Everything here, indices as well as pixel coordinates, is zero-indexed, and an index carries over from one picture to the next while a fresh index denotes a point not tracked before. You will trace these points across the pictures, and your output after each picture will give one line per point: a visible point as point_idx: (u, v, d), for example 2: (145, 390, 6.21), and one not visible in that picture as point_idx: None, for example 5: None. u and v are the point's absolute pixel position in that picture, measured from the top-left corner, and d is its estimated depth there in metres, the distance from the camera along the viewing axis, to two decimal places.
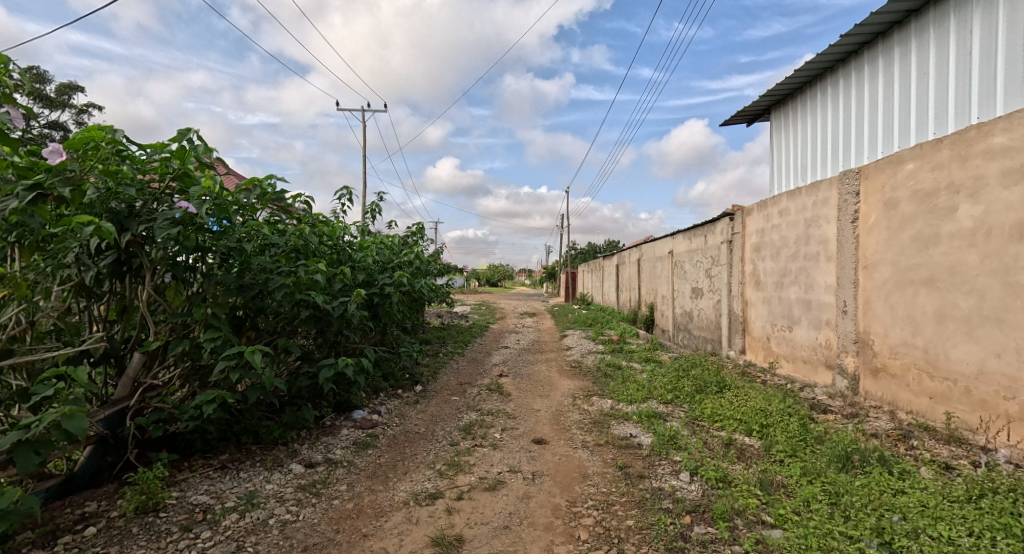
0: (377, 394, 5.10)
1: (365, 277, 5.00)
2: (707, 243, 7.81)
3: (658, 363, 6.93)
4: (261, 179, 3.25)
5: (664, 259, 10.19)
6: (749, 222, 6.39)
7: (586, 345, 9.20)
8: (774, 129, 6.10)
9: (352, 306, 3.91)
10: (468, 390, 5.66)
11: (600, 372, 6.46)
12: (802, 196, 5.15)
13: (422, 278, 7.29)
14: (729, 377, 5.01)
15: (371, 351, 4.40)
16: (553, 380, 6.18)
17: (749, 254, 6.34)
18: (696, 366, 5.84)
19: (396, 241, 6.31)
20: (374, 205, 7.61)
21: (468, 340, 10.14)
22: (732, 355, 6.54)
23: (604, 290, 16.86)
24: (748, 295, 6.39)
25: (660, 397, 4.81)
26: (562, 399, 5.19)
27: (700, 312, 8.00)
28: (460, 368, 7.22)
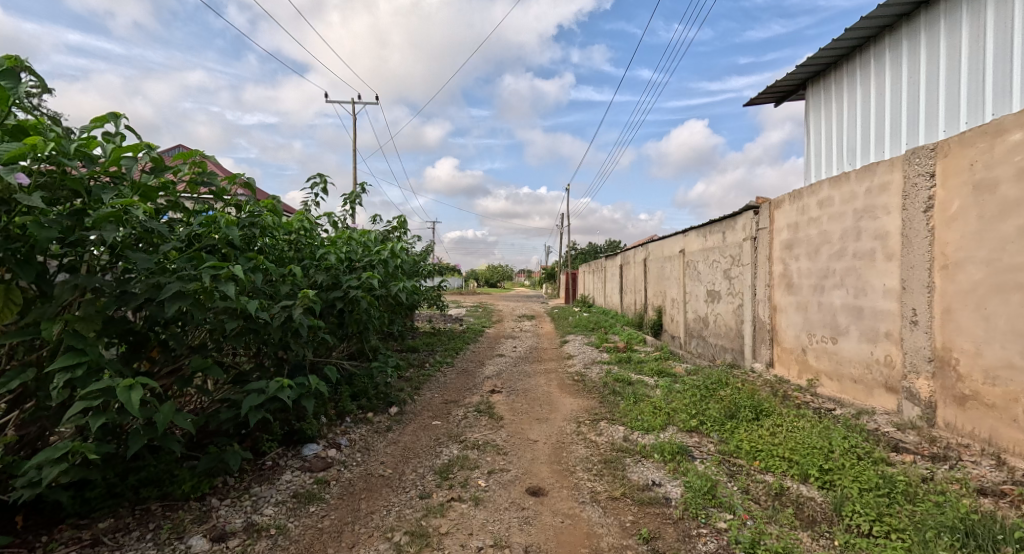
0: (343, 419, 4.26)
1: (325, 279, 4.17)
2: (725, 241, 6.98)
3: (674, 377, 6.10)
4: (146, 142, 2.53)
5: (674, 259, 9.35)
6: (778, 216, 5.56)
7: (590, 354, 8.36)
8: (810, 104, 5.23)
9: (297, 313, 3.09)
10: (453, 411, 4.82)
11: (608, 387, 5.64)
12: (851, 183, 4.31)
13: (405, 280, 6.47)
14: (765, 399, 4.18)
15: (330, 371, 3.58)
16: (553, 398, 5.36)
17: (779, 252, 5.51)
18: (721, 383, 5.01)
19: (373, 237, 5.48)
20: (351, 196, 6.78)
21: (460, 347, 9.29)
22: (759, 369, 5.70)
23: (606, 292, 16.04)
24: (777, 300, 5.56)
25: (682, 423, 4.03)
26: (563, 424, 4.36)
27: (719, 318, 7.16)
28: (448, 382, 6.38)
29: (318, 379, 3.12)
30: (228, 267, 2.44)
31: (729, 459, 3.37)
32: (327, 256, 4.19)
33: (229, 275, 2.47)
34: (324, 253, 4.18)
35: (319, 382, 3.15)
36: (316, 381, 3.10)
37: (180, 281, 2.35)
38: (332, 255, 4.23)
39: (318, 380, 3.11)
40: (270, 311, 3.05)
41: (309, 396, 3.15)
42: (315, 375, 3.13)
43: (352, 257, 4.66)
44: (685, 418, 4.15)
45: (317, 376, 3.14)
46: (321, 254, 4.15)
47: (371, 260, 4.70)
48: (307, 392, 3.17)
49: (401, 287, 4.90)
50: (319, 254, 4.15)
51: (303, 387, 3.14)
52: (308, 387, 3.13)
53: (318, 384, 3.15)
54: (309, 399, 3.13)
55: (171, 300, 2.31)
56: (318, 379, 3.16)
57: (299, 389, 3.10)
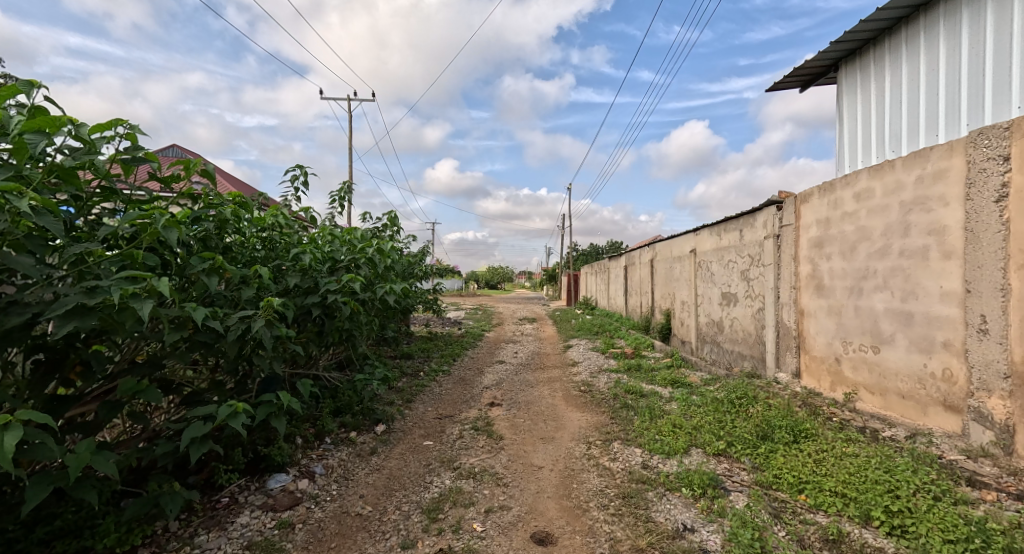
0: (322, 441, 3.77)
1: (300, 281, 3.67)
2: (743, 240, 6.49)
3: (690, 388, 5.61)
4: (66, 116, 2.10)
5: (684, 259, 8.86)
6: (805, 211, 5.07)
7: (596, 360, 7.86)
8: (844, 87, 4.70)
9: (258, 325, 2.59)
10: (447, 429, 4.33)
11: (618, 399, 5.16)
12: (894, 172, 3.83)
13: (397, 282, 5.98)
14: (801, 418, 3.69)
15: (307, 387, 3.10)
16: (559, 413, 4.86)
17: (807, 251, 5.02)
18: (745, 396, 4.51)
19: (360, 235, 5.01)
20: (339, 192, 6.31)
21: (458, 353, 8.79)
22: (783, 379, 5.22)
23: (610, 293, 15.59)
24: (804, 303, 5.07)
25: (708, 446, 3.56)
26: (571, 445, 3.88)
27: (736, 323, 6.68)
28: (444, 393, 5.89)
29: (287, 395, 2.57)
30: (148, 279, 1.96)
31: (769, 493, 2.88)
32: (304, 254, 3.67)
33: (151, 288, 2.00)
34: (297, 251, 3.66)
35: (289, 399, 2.60)
36: (284, 399, 2.56)
37: (82, 295, 1.85)
38: (309, 253, 3.72)
39: (288, 396, 2.56)
40: (225, 321, 2.55)
41: (279, 416, 2.59)
42: (284, 391, 2.58)
43: (335, 256, 4.17)
44: (711, 440, 3.65)
45: (287, 391, 2.60)
46: (295, 253, 3.64)
47: (355, 259, 4.22)
48: (274, 411, 2.57)
49: (389, 289, 4.41)
50: (292, 251, 3.63)
51: (270, 405, 2.57)
52: (275, 406, 2.58)
53: (288, 401, 2.60)
54: (278, 420, 2.57)
55: (65, 319, 1.84)
56: (288, 394, 2.61)
57: (263, 407, 2.56)
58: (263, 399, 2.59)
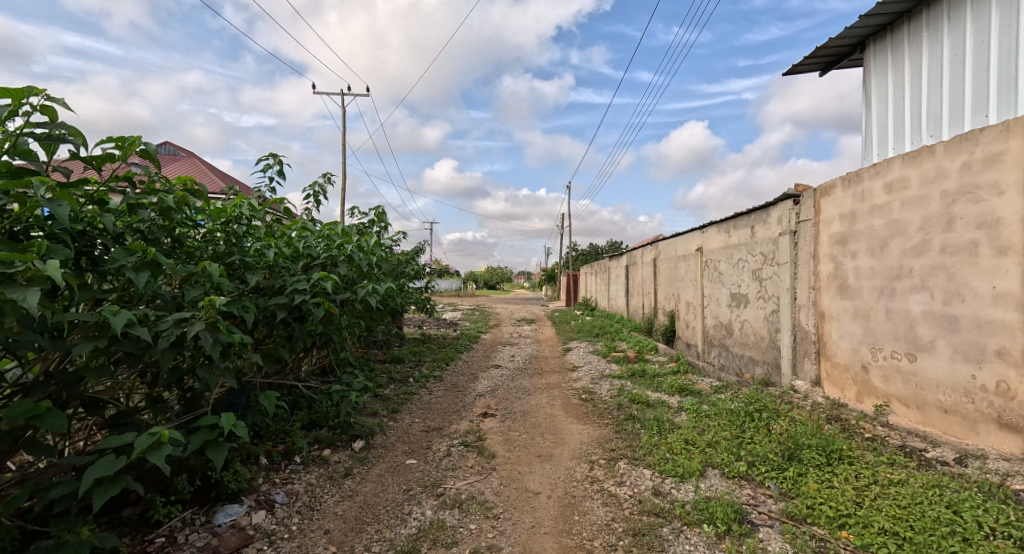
0: (290, 462, 3.35)
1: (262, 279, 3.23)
2: (754, 237, 6.08)
3: (701, 397, 5.19)
4: None
5: (689, 258, 8.45)
6: (826, 205, 4.65)
7: (597, 365, 7.44)
8: (872, 67, 4.22)
9: (197, 331, 2.16)
10: (433, 446, 3.92)
11: (623, 409, 4.74)
12: (934, 159, 3.42)
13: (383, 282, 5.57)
14: (831, 435, 3.27)
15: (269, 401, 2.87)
16: (559, 427, 4.44)
17: (828, 249, 4.61)
18: (763, 408, 4.09)
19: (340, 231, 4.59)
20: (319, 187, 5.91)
21: (452, 356, 8.36)
22: (801, 388, 4.81)
23: (610, 294, 15.16)
24: (825, 305, 4.65)
25: (726, 467, 3.16)
26: (572, 465, 3.46)
27: (747, 326, 6.27)
28: (434, 402, 5.46)
29: (230, 419, 2.33)
30: (30, 260, 1.69)
31: (803, 528, 2.46)
32: (266, 250, 3.22)
33: (38, 273, 1.73)
34: (257, 245, 3.21)
35: (232, 422, 2.37)
36: (226, 423, 2.32)
37: None
38: (274, 247, 3.28)
39: (230, 421, 2.33)
40: (154, 326, 2.15)
41: (217, 445, 2.35)
42: (227, 414, 2.35)
43: (308, 252, 3.75)
44: (730, 461, 3.23)
45: (230, 414, 2.36)
46: (255, 247, 3.20)
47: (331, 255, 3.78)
48: (213, 439, 2.33)
49: (370, 289, 3.98)
50: (251, 246, 3.19)
51: (207, 432, 2.31)
52: (215, 431, 2.34)
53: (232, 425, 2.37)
54: (216, 449, 2.33)
55: None
56: (231, 417, 2.38)
57: (199, 433, 2.32)
58: (201, 424, 2.34)
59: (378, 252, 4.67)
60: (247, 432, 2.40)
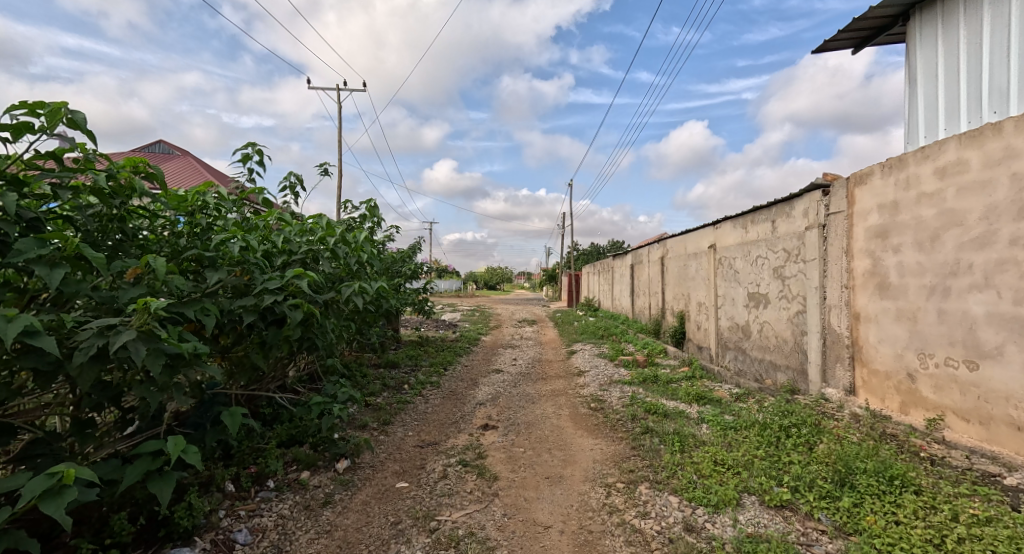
0: (261, 487, 2.92)
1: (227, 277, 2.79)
2: (776, 232, 5.65)
3: (722, 407, 4.76)
4: None
5: (701, 256, 8.02)
6: (862, 195, 4.22)
7: (605, 370, 7.00)
8: (918, 39, 3.77)
9: (125, 342, 1.71)
10: (428, 465, 3.50)
11: (638, 421, 4.30)
12: (1001, 138, 3.00)
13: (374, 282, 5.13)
14: (887, 456, 2.84)
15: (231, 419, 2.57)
16: (568, 442, 4.01)
17: (864, 244, 4.18)
18: (797, 421, 3.67)
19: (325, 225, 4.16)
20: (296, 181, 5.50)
21: (451, 360, 7.93)
22: (834, 397, 4.38)
23: (614, 294, 14.73)
24: (861, 307, 4.22)
25: (765, 493, 2.73)
26: (586, 489, 3.04)
27: (768, 328, 5.83)
28: (430, 411, 5.01)
29: (177, 444, 1.92)
30: None
31: None
32: (232, 242, 2.78)
33: None
34: (222, 237, 2.78)
35: (182, 447, 1.96)
36: (173, 448, 1.92)
37: None
38: (242, 239, 2.84)
39: (178, 446, 1.91)
40: (71, 336, 1.72)
41: (160, 478, 1.91)
42: (174, 437, 1.94)
43: (287, 247, 3.32)
44: (770, 486, 2.79)
45: (178, 438, 1.96)
46: (219, 240, 2.76)
47: (311, 251, 3.34)
48: (156, 470, 1.90)
49: (357, 289, 3.54)
50: (214, 239, 2.75)
51: (149, 462, 1.90)
52: (160, 458, 1.93)
53: (181, 450, 1.96)
54: (159, 482, 1.89)
55: None
56: (179, 442, 1.97)
57: (139, 462, 1.89)
58: (142, 452, 1.92)
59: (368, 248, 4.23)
60: (199, 459, 2.00)
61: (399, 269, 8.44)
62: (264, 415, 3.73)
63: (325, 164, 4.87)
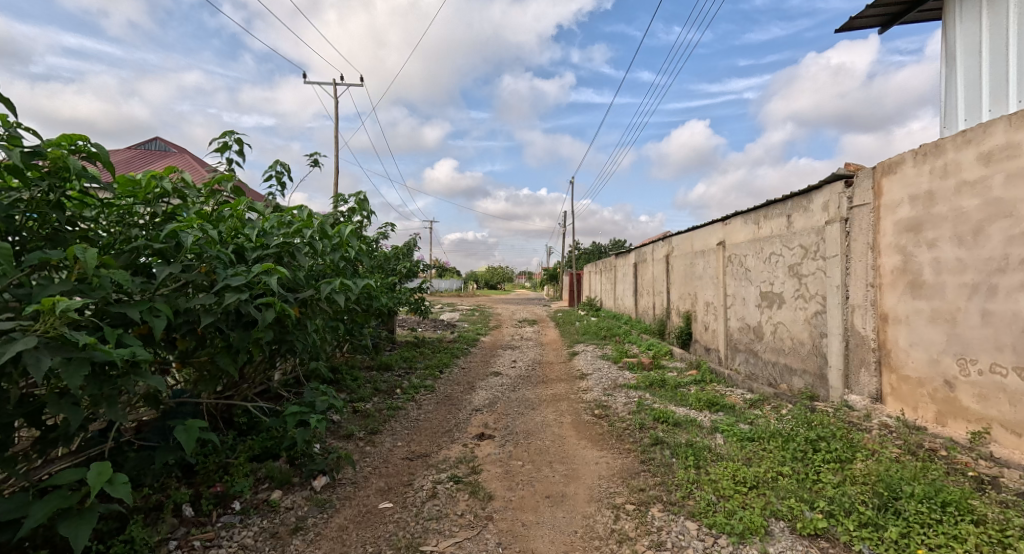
0: (225, 511, 2.60)
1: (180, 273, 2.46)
2: (792, 228, 5.31)
3: (736, 415, 4.43)
4: None
5: (709, 253, 7.68)
6: (890, 185, 3.88)
7: (609, 374, 6.67)
8: (959, 11, 3.44)
9: (20, 351, 1.48)
10: (416, 481, 3.17)
11: (647, 431, 3.97)
12: None
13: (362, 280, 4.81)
14: (932, 475, 2.52)
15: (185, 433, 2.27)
16: (571, 455, 3.67)
17: (893, 239, 3.85)
18: (822, 433, 3.34)
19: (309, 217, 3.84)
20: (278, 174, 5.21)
21: (448, 362, 7.59)
22: (859, 405, 4.04)
23: (618, 294, 14.36)
24: (889, 307, 3.88)
25: (796, 518, 2.41)
26: (591, 510, 2.71)
27: (783, 330, 5.50)
28: (423, 419, 4.68)
29: (98, 476, 1.51)
30: None
31: None
32: (184, 233, 2.42)
33: None
34: (173, 228, 2.43)
35: (106, 477, 1.55)
36: (93, 479, 1.51)
37: None
38: (198, 229, 2.49)
39: (95, 479, 1.50)
40: None
41: (75, 517, 1.57)
42: (95, 464, 1.53)
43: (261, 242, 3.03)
44: (801, 510, 2.44)
45: (102, 466, 1.54)
46: (170, 231, 2.41)
47: (285, 243, 3.00)
48: (70, 508, 1.57)
49: (338, 285, 3.22)
50: (163, 229, 2.41)
51: (62, 498, 1.56)
52: (79, 492, 1.58)
53: (107, 480, 1.57)
54: (71, 525, 1.54)
55: None
56: (105, 469, 1.57)
57: (51, 496, 1.57)
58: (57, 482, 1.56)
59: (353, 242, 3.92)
60: (130, 492, 1.57)
61: (395, 266, 8.12)
62: (238, 425, 3.41)
63: (315, 154, 4.93)
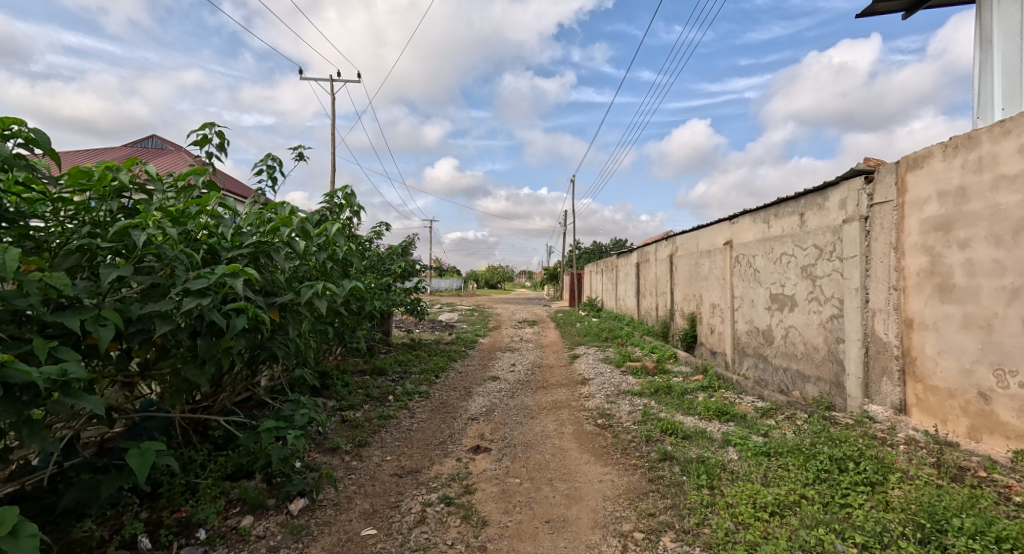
0: (188, 541, 2.36)
1: (135, 276, 2.20)
2: (805, 227, 5.05)
3: (748, 426, 4.17)
4: None
5: (716, 254, 7.41)
6: (916, 181, 3.62)
7: (612, 379, 6.41)
8: None
9: None
10: (404, 503, 2.91)
11: (654, 445, 3.72)
12: None
13: (351, 281, 4.55)
14: (974, 502, 2.27)
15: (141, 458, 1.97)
16: (572, 471, 3.42)
17: (918, 239, 3.59)
18: (844, 449, 3.09)
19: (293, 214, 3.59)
20: (267, 170, 4.97)
21: (445, 366, 7.33)
22: (880, 416, 3.78)
23: (619, 295, 14.09)
24: (914, 312, 3.62)
25: (824, 549, 2.16)
26: (595, 539, 2.46)
27: (795, 334, 5.23)
28: (416, 429, 4.42)
29: None
30: None
31: None
32: (135, 231, 2.16)
33: None
34: (125, 225, 2.17)
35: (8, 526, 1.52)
36: None
37: None
38: (154, 226, 2.22)
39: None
40: None
41: None
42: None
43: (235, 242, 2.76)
44: (831, 542, 2.18)
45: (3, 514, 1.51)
46: (120, 228, 2.15)
47: (260, 242, 2.73)
48: None
49: (320, 288, 2.95)
50: (113, 227, 2.14)
51: None
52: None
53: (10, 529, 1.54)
54: None
55: None
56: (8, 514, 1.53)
57: None
58: None
59: (339, 241, 3.65)
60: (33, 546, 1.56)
61: (390, 266, 7.85)
62: (212, 440, 3.15)
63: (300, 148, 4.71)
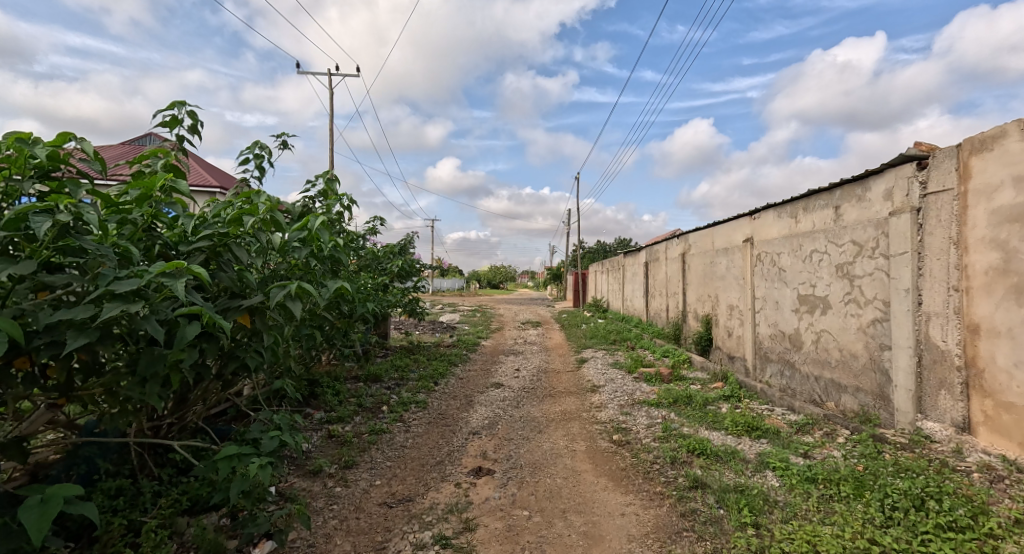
0: None
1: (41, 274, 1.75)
2: (841, 221, 4.59)
3: (785, 445, 3.70)
4: None
5: (733, 252, 6.95)
6: (983, 166, 3.18)
7: (625, 387, 5.95)
8: None
9: None
10: (394, 544, 2.47)
11: (681, 468, 3.27)
12: None
13: (337, 281, 4.11)
14: None
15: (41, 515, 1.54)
16: (589, 501, 2.96)
17: (987, 234, 3.14)
18: (912, 479, 2.64)
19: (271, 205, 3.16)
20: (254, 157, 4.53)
21: (445, 371, 6.88)
22: (939, 435, 3.33)
23: (626, 295, 13.64)
24: (981, 317, 3.16)
25: None
26: None
27: (828, 340, 4.76)
28: (410, 446, 3.98)
29: None
30: None
31: None
32: (40, 217, 1.71)
33: None
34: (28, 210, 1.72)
35: None
36: None
37: None
38: (68, 211, 1.78)
39: None
40: None
41: None
42: None
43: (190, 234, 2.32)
44: None
45: None
46: (20, 213, 1.70)
47: (220, 234, 2.29)
48: None
49: (294, 288, 2.51)
50: (10, 212, 1.70)
51: None
52: None
53: None
54: None
55: None
56: None
57: None
58: None
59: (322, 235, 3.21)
60: None
61: (387, 265, 7.39)
62: (176, 465, 2.72)
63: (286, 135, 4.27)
